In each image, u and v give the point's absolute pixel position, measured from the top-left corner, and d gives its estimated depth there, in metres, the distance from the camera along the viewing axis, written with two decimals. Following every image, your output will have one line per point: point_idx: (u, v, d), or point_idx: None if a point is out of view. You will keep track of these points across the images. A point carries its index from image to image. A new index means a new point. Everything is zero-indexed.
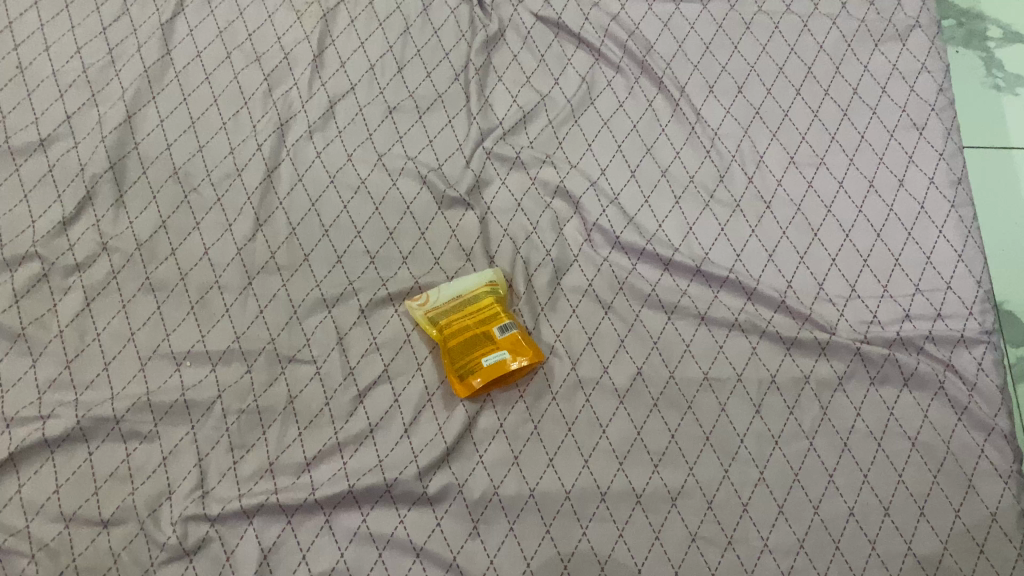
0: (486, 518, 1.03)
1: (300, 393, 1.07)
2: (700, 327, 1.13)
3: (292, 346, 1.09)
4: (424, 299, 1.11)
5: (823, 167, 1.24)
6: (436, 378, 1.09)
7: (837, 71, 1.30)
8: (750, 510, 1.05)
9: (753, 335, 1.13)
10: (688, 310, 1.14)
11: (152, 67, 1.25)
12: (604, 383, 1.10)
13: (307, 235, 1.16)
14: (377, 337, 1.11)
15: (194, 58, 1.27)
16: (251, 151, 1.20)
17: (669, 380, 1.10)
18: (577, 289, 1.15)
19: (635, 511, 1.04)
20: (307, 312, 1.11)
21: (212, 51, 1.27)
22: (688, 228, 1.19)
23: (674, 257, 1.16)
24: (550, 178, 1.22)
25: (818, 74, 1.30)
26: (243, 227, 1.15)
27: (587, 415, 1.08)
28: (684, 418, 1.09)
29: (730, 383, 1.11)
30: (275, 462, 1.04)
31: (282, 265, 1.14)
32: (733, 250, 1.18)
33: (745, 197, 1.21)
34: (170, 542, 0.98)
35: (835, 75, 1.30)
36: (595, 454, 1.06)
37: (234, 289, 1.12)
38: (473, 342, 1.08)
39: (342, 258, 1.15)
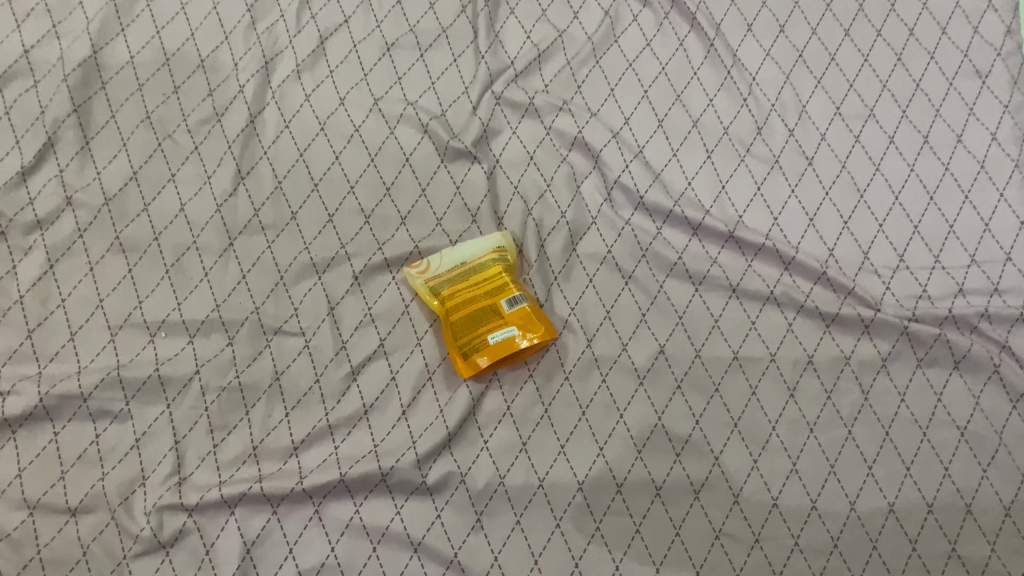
0: (490, 510, 0.93)
1: (287, 370, 0.97)
2: (730, 300, 1.02)
3: (278, 317, 0.99)
4: (425, 268, 1.01)
5: (872, 119, 1.10)
6: (437, 355, 0.99)
7: (891, 9, 1.16)
8: (780, 505, 0.95)
9: (789, 310, 1.02)
10: (718, 280, 1.03)
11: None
12: (623, 362, 0.99)
13: (296, 190, 1.05)
14: (371, 307, 1.01)
15: None
16: (233, 93, 1.08)
17: (695, 359, 1.00)
18: (595, 257, 1.04)
19: (654, 504, 0.95)
20: (295, 278, 1.01)
21: None
22: (721, 187, 1.07)
23: (704, 220, 1.04)
24: (567, 128, 1.10)
25: (869, 11, 1.16)
26: (223, 181, 1.04)
27: (603, 398, 0.98)
28: (710, 401, 0.98)
29: (762, 363, 1.00)
30: (259, 447, 0.94)
31: (267, 225, 1.03)
32: (770, 214, 1.06)
33: (784, 153, 1.09)
34: (144, 534, 0.89)
35: (889, 13, 1.15)
36: (612, 440, 0.96)
37: (214, 251, 1.01)
38: (478, 316, 0.98)
39: (334, 218, 1.04)
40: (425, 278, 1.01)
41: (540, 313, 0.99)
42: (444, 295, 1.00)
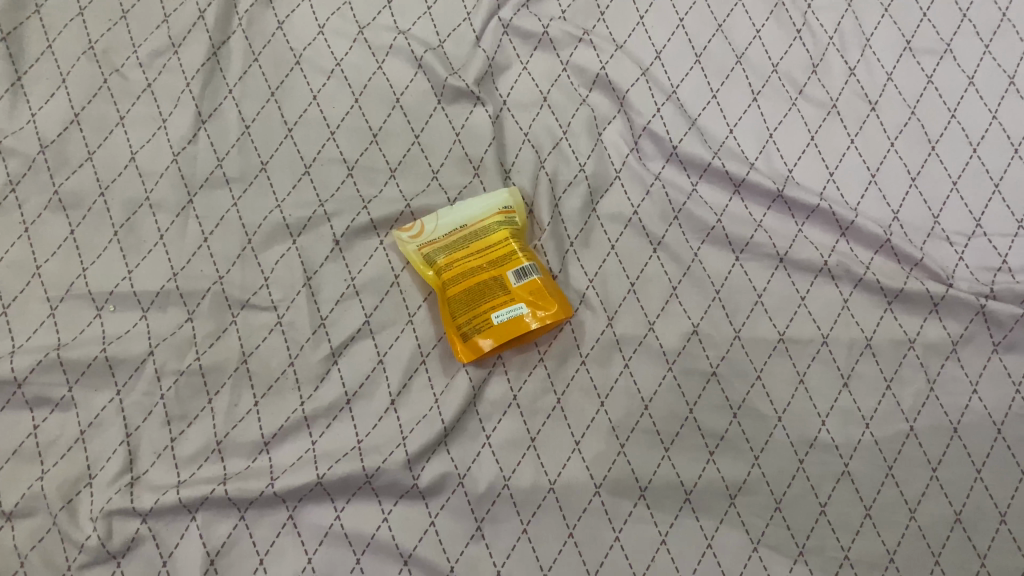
0: (493, 517, 0.80)
1: (256, 350, 0.83)
2: (776, 271, 0.88)
3: (246, 288, 0.85)
4: (419, 232, 0.87)
5: (949, 55, 0.93)
6: (432, 335, 0.85)
7: None
8: (829, 512, 0.81)
9: (845, 284, 0.87)
10: (763, 248, 0.88)
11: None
12: (649, 344, 0.85)
13: (268, 137, 0.90)
14: (355, 276, 0.86)
15: None
16: (191, 18, 0.92)
17: (734, 341, 0.85)
18: (617, 218, 0.89)
19: (682, 510, 0.81)
20: (265, 242, 0.86)
21: None
22: (768, 136, 0.91)
23: (748, 177, 0.89)
24: (587, 64, 0.94)
25: None
26: (181, 125, 0.89)
27: (625, 386, 0.84)
28: (751, 391, 0.84)
29: (813, 346, 0.86)
30: (223, 441, 0.81)
31: (232, 177, 0.88)
32: (825, 169, 0.90)
33: (843, 95, 0.93)
34: (90, 543, 0.77)
35: None
36: (634, 435, 0.83)
37: (170, 208, 0.87)
38: (480, 290, 0.84)
39: (310, 169, 0.89)
40: (418, 245, 0.87)
41: (553, 285, 0.85)
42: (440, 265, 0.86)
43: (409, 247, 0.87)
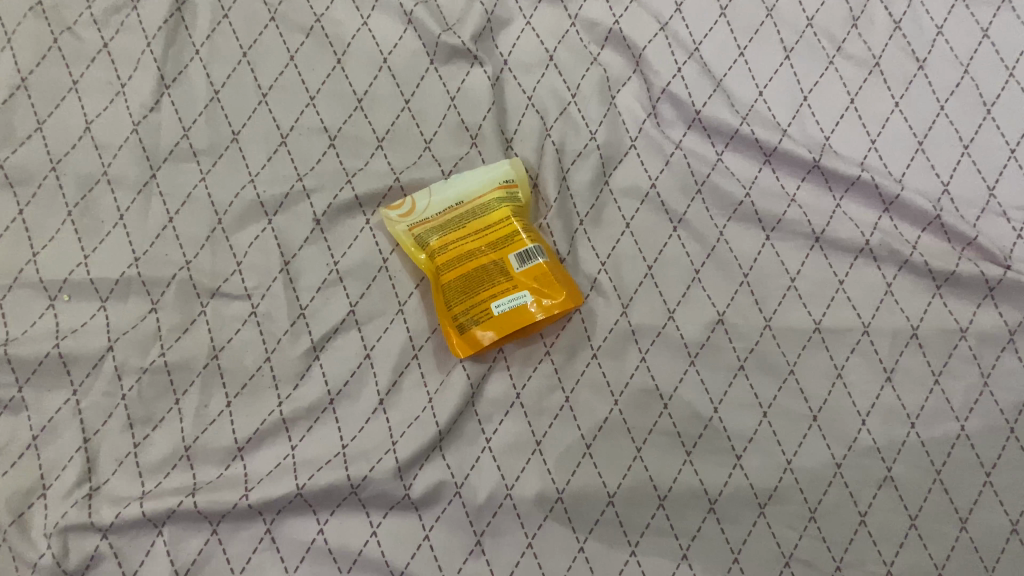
0: (494, 530, 0.71)
1: (229, 344, 0.75)
2: (811, 253, 0.78)
3: (217, 275, 0.76)
4: (409, 210, 0.77)
5: (1008, 4, 0.82)
6: (425, 326, 0.76)
7: None
8: (870, 523, 0.72)
9: (889, 266, 0.78)
10: (797, 225, 0.78)
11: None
12: (668, 334, 0.76)
13: (240, 104, 0.80)
14: (339, 260, 0.77)
15: None
16: None
17: (764, 331, 0.76)
18: (633, 193, 0.79)
19: (706, 521, 0.72)
20: (237, 222, 0.77)
21: None
22: (802, 99, 0.81)
23: (780, 145, 0.79)
24: (598, 18, 0.84)
25: None
26: (141, 91, 0.79)
27: (642, 382, 0.75)
28: (783, 387, 0.75)
29: (853, 336, 0.76)
30: (192, 448, 0.72)
31: (200, 149, 0.79)
32: (866, 136, 0.80)
33: (887, 52, 0.82)
34: (43, 563, 0.68)
35: None
36: (651, 438, 0.74)
37: (131, 185, 0.77)
38: (478, 275, 0.75)
39: (287, 139, 0.79)
40: (408, 224, 0.77)
41: (560, 269, 0.75)
42: (432, 247, 0.77)
43: (398, 226, 0.77)
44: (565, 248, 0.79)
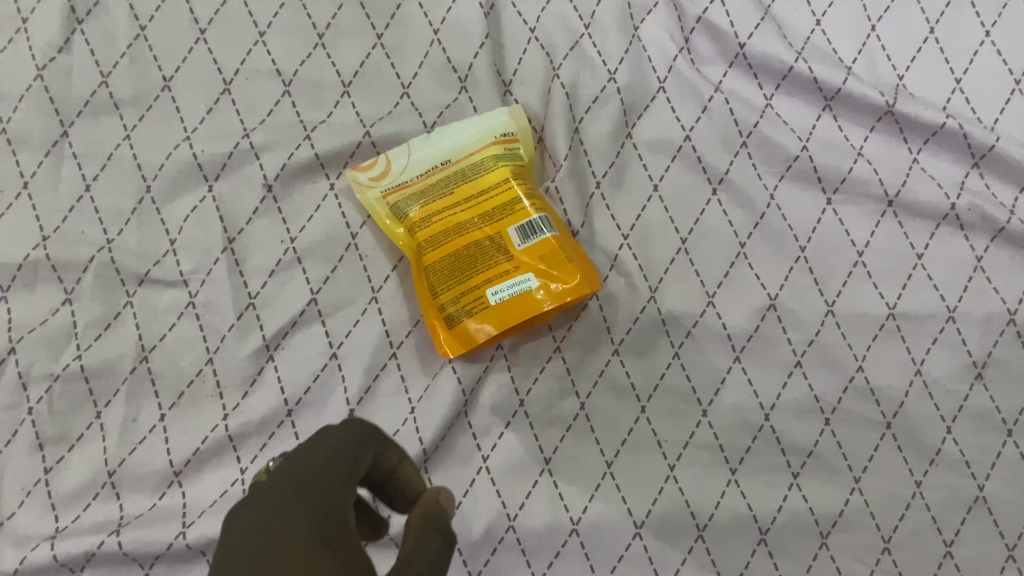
0: (494, 570, 0.57)
1: (161, 343, 0.60)
2: (883, 220, 0.63)
3: (145, 257, 0.61)
4: (383, 174, 0.63)
5: None
6: (406, 317, 0.61)
7: None
8: (957, 555, 0.58)
9: (980, 236, 0.62)
10: (866, 186, 0.63)
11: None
12: (706, 324, 0.61)
13: (171, 42, 0.64)
14: (296, 236, 0.62)
15: None
16: None
17: (826, 318, 0.62)
18: (661, 147, 0.64)
19: (755, 556, 0.58)
20: (170, 190, 0.62)
21: None
22: (869, 29, 0.65)
23: (844, 87, 0.64)
24: None
25: None
26: (48, 27, 0.64)
27: (674, 383, 0.61)
28: (849, 388, 0.61)
29: (935, 323, 0.61)
30: (117, 472, 0.58)
31: (122, 99, 0.63)
32: (950, 74, 0.64)
33: None
34: None
35: None
36: (687, 453, 0.60)
37: (37, 145, 0.62)
38: (468, 254, 0.60)
39: (232, 86, 0.64)
40: (383, 191, 0.63)
41: (572, 245, 0.60)
42: (412, 219, 0.62)
43: (370, 194, 0.63)
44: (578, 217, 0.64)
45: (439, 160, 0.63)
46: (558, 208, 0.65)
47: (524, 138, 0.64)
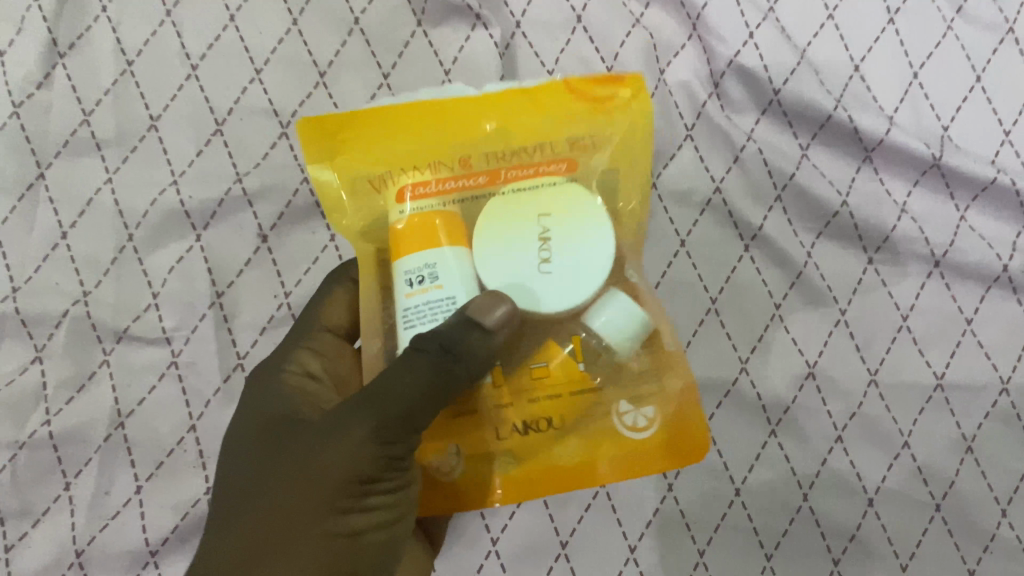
0: None
1: (138, 408, 0.54)
2: (929, 280, 0.58)
3: (124, 311, 0.56)
4: (598, 78, 0.42)
5: None
6: (628, 399, 0.40)
7: None
8: None
9: None
10: (911, 244, 0.59)
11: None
12: (739, 393, 0.56)
13: (157, 78, 0.59)
14: (291, 290, 0.57)
15: None
16: None
17: (870, 387, 0.56)
18: (689, 200, 0.60)
19: None
20: (154, 238, 0.57)
21: None
22: (912, 77, 0.60)
23: (887, 138, 0.59)
24: None
25: None
26: (26, 60, 0.58)
27: (704, 458, 0.55)
28: (895, 465, 0.55)
29: (988, 396, 0.56)
30: (86, 551, 0.52)
31: (104, 139, 0.58)
32: (998, 126, 0.60)
33: None
34: None
35: None
36: (718, 537, 0.54)
37: (10, 188, 0.57)
38: (592, 291, 0.39)
39: (224, 126, 0.59)
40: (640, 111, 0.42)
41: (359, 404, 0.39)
42: (594, 162, 0.42)
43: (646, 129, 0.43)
44: (433, 343, 0.36)
45: (507, 91, 0.42)
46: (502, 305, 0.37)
47: (331, 161, 0.41)
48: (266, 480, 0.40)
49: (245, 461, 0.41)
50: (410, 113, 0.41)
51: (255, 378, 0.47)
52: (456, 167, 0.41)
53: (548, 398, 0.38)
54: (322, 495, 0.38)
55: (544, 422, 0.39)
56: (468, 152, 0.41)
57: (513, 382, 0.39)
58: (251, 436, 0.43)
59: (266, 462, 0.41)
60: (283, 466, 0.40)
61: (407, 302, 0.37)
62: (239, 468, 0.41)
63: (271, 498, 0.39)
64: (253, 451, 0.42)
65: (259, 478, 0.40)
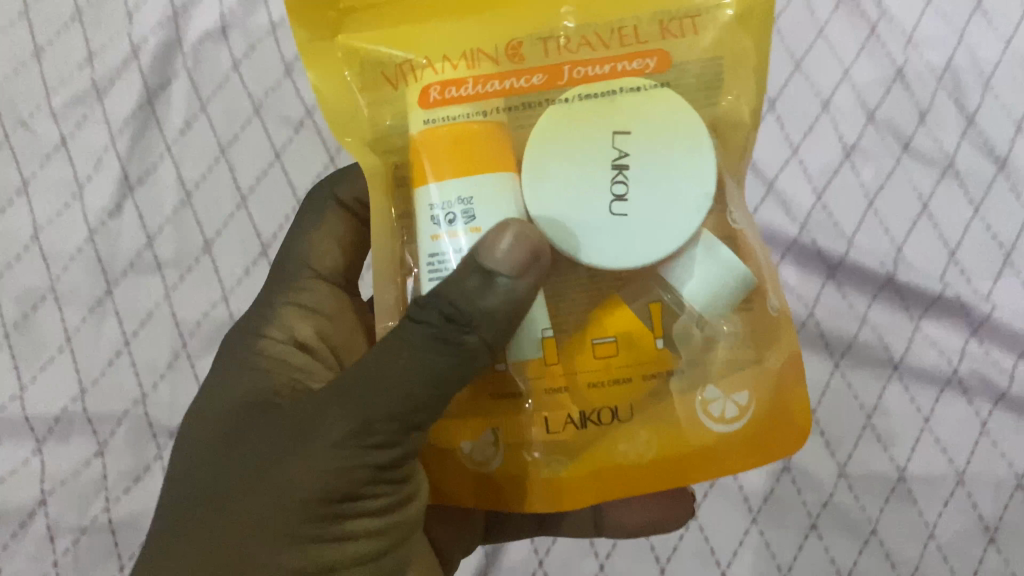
0: None
1: None
2: (889, 384, 0.66)
3: (177, 410, 0.64)
4: None
5: None
6: (717, 386, 0.36)
7: None
8: None
9: (983, 401, 0.65)
10: (870, 351, 0.67)
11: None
12: (725, 484, 0.63)
13: (212, 207, 0.68)
14: None
15: None
16: (121, 55, 0.70)
17: (840, 479, 0.64)
18: None
19: None
20: (207, 344, 0.65)
21: None
22: (867, 205, 0.69)
23: (845, 258, 0.69)
24: None
25: None
26: (101, 192, 0.68)
27: (693, 543, 0.62)
28: (865, 550, 0.62)
29: (946, 486, 0.63)
30: None
31: (165, 260, 0.67)
32: (944, 247, 0.68)
33: (961, 149, 0.69)
34: None
35: None
36: None
37: (81, 302, 0.66)
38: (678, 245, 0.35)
39: (269, 248, 0.68)
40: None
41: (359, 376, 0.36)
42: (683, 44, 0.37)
43: (752, 17, 0.37)
44: (434, 313, 0.34)
45: None
46: (527, 281, 0.34)
47: (338, 34, 0.38)
48: (240, 467, 0.37)
49: (218, 441, 0.39)
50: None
51: (235, 351, 0.44)
52: (498, 57, 0.37)
53: (598, 375, 0.36)
54: (306, 491, 0.35)
55: (605, 412, 0.36)
56: (516, 41, 0.37)
57: (566, 362, 0.36)
58: (224, 419, 0.40)
59: (236, 453, 0.37)
60: (257, 458, 0.36)
61: (436, 245, 0.34)
62: (211, 447, 0.39)
63: (256, 489, 0.35)
64: (225, 434, 0.39)
65: (231, 461, 0.37)
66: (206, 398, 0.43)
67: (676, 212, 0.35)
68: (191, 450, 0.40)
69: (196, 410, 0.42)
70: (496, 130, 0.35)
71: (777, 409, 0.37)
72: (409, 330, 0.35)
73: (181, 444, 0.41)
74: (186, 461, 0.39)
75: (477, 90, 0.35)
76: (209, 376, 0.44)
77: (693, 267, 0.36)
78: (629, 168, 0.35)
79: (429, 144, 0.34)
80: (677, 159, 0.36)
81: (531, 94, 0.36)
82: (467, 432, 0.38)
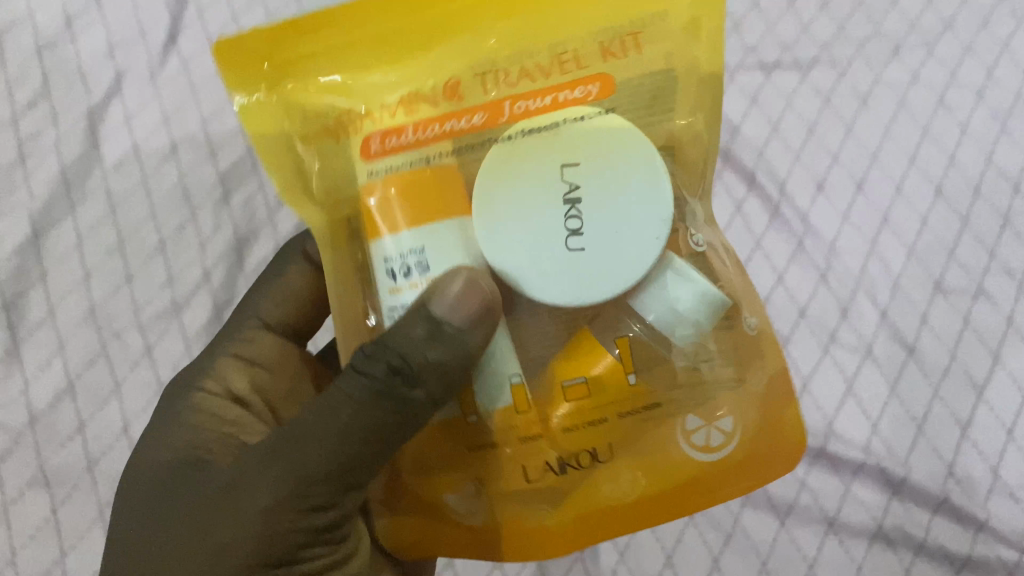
0: None
1: None
2: (826, 539, 0.81)
3: None
4: None
5: (983, 295, 0.86)
6: (699, 416, 0.50)
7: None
8: None
9: (904, 550, 0.80)
10: (809, 510, 0.82)
11: (75, 154, 0.92)
12: None
13: None
14: None
15: (126, 138, 0.93)
16: (196, 280, 0.90)
17: None
18: None
19: None
20: None
21: (143, 121, 0.94)
22: (801, 387, 0.86)
23: None
24: None
25: (980, 136, 0.91)
26: None
27: None
28: None
29: None
30: None
31: None
32: (868, 421, 0.84)
33: (878, 339, 0.86)
34: None
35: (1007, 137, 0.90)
36: None
37: None
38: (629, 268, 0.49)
39: None
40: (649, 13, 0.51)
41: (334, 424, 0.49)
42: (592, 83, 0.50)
43: (652, 59, 0.51)
44: (380, 367, 0.47)
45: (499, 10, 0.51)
46: (476, 333, 0.46)
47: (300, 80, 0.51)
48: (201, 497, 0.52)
49: (178, 481, 0.54)
50: (396, 14, 0.51)
51: (174, 415, 0.61)
52: (437, 99, 0.50)
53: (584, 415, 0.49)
54: (270, 512, 0.49)
55: (584, 455, 0.49)
56: (455, 80, 0.51)
57: (542, 415, 0.49)
58: (182, 467, 0.56)
59: (197, 489, 0.52)
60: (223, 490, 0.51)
61: (395, 297, 0.46)
62: (171, 488, 0.54)
63: (219, 516, 0.50)
64: (184, 477, 0.55)
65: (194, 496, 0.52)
66: (159, 451, 0.58)
67: (634, 237, 0.49)
68: (155, 489, 0.55)
69: (147, 463, 0.58)
70: (439, 177, 0.47)
71: (769, 426, 0.51)
72: (356, 380, 0.48)
73: (140, 487, 0.57)
74: (150, 497, 0.55)
75: (418, 138, 0.48)
76: (154, 433, 0.60)
77: (669, 296, 0.49)
78: (580, 200, 0.49)
79: (382, 196, 0.47)
80: (609, 189, 0.49)
81: (473, 134, 0.50)
82: (449, 488, 0.51)
